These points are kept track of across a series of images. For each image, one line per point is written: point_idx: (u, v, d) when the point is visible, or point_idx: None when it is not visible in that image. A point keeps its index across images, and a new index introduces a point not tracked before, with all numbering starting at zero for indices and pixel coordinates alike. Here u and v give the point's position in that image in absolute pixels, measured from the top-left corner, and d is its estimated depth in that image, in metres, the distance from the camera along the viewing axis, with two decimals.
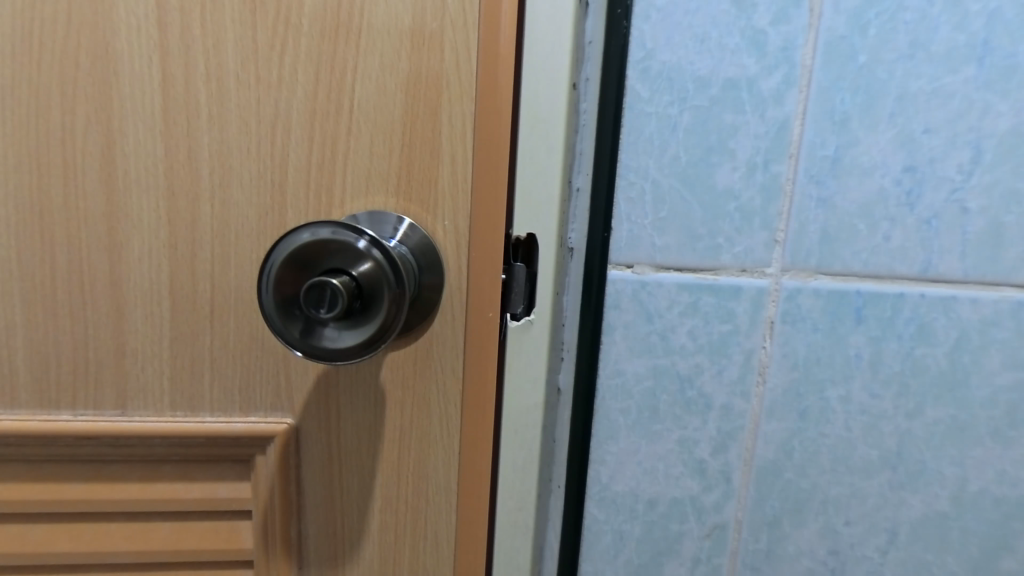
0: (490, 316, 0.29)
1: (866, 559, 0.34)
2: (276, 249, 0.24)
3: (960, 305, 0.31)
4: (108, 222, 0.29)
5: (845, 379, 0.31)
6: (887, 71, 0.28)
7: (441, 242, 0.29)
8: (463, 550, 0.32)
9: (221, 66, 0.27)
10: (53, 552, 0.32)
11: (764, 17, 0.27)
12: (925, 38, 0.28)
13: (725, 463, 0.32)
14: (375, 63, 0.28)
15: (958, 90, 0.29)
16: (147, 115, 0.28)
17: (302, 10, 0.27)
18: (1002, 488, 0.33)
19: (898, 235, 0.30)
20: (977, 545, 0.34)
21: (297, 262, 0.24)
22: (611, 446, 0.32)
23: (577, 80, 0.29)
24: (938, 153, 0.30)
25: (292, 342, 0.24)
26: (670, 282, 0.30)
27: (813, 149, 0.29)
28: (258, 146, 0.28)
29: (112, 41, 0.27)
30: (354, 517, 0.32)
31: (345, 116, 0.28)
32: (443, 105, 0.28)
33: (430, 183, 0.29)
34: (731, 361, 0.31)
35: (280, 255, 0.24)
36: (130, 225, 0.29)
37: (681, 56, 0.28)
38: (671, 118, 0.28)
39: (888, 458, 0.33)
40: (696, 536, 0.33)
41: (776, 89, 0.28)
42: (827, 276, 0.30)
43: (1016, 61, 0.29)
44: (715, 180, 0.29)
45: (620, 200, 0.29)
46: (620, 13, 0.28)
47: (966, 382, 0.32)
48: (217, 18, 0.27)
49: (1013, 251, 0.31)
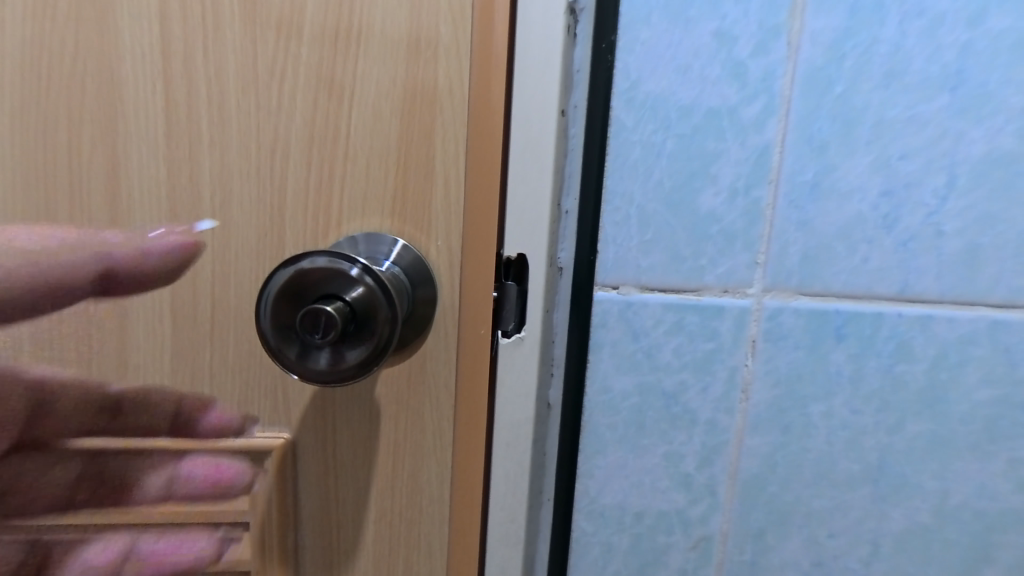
0: (482, 333, 0.30)
1: (850, 570, 0.35)
2: (274, 276, 0.25)
3: (938, 324, 0.32)
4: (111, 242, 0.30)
5: (827, 395, 0.32)
6: (864, 100, 0.30)
7: (434, 261, 0.30)
8: (456, 561, 0.32)
9: (223, 95, 0.29)
10: (50, 564, 0.32)
11: (744, 48, 0.29)
12: (901, 68, 0.29)
13: (711, 477, 0.33)
14: (371, 91, 0.29)
15: (933, 117, 0.30)
16: (152, 141, 0.29)
17: (300, 41, 0.28)
18: (980, 501, 0.35)
19: (876, 256, 0.31)
20: (958, 556, 0.35)
21: (294, 289, 0.25)
22: (599, 460, 0.33)
23: (566, 106, 0.30)
24: (914, 178, 0.31)
25: (290, 362, 0.25)
26: (655, 302, 0.31)
27: (792, 174, 0.30)
28: (258, 171, 0.29)
29: (119, 71, 0.28)
30: (350, 528, 0.32)
31: (342, 141, 0.29)
32: (436, 130, 0.29)
33: (423, 205, 0.30)
34: (715, 377, 0.31)
35: (278, 281, 0.25)
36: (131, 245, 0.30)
37: (664, 86, 0.29)
38: (655, 144, 0.29)
39: (870, 472, 0.34)
40: (683, 548, 0.33)
41: (756, 116, 0.29)
42: (808, 296, 0.31)
43: (987, 90, 0.30)
44: (698, 204, 0.30)
45: (606, 224, 0.30)
46: (605, 47, 0.29)
47: (945, 398, 0.33)
48: (219, 49, 0.28)
49: (987, 271, 0.32)
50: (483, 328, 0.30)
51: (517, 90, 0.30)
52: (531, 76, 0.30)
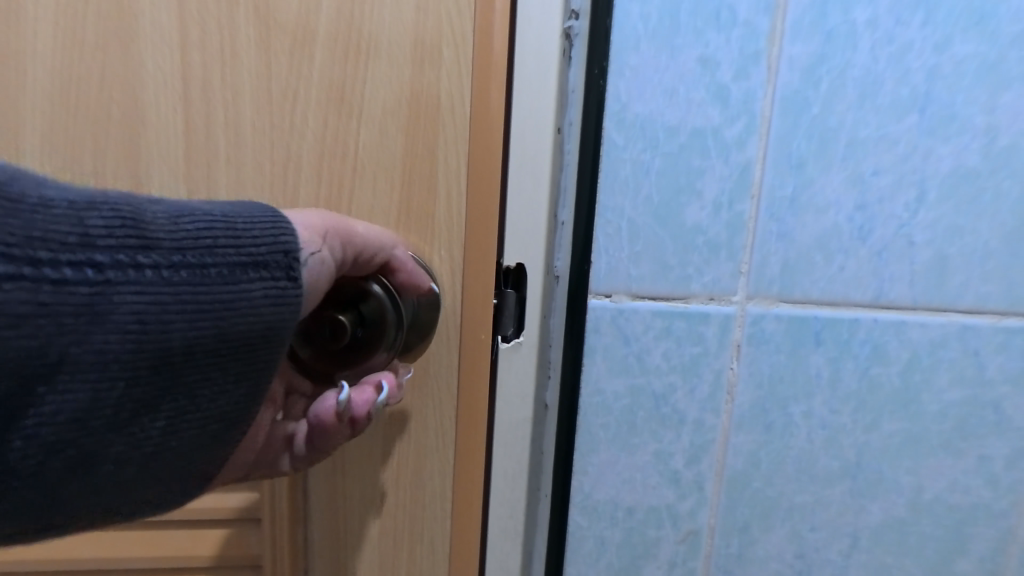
0: (483, 338, 0.32)
1: (830, 562, 0.37)
2: None
3: (910, 329, 0.34)
4: None
5: (806, 396, 0.34)
6: (838, 120, 0.32)
7: (437, 269, 0.31)
8: (458, 553, 0.34)
9: (238, 115, 0.30)
10: (73, 557, 0.34)
11: (727, 72, 0.31)
12: (873, 91, 0.32)
13: (699, 473, 0.34)
14: (378, 109, 0.31)
15: (903, 136, 0.32)
16: (171, 160, 0.31)
17: (311, 64, 0.30)
18: (953, 495, 0.37)
19: (851, 265, 0.33)
20: (933, 548, 0.37)
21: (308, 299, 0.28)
22: (592, 458, 0.34)
23: (561, 125, 0.32)
24: (886, 192, 0.33)
25: (303, 359, 0.28)
26: (645, 310, 0.33)
27: (772, 190, 0.32)
28: (271, 186, 0.31)
29: (139, 93, 0.30)
30: (356, 522, 0.34)
31: (351, 157, 0.31)
32: (439, 145, 0.31)
33: (427, 215, 0.31)
34: (701, 379, 0.33)
35: None
36: None
37: (652, 108, 0.31)
38: (644, 162, 0.31)
39: (848, 468, 0.36)
40: (672, 541, 0.35)
41: (738, 136, 0.31)
42: (788, 303, 0.33)
43: (953, 110, 0.32)
44: (685, 218, 0.32)
45: (599, 236, 0.32)
46: (597, 72, 0.31)
47: (918, 398, 0.35)
48: (234, 72, 0.30)
49: (955, 279, 0.34)
50: (483, 332, 0.32)
51: (515, 110, 0.32)
52: (527, 97, 0.32)
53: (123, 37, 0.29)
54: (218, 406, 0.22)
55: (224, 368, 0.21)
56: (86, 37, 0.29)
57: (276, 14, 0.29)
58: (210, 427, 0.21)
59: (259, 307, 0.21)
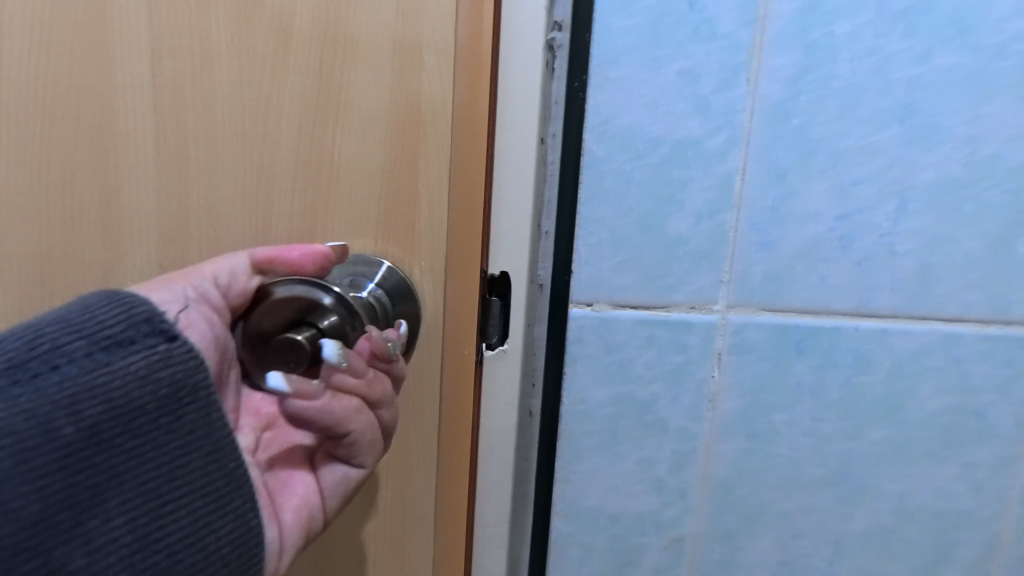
0: (467, 348, 0.33)
1: (815, 568, 0.37)
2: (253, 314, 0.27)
3: (893, 337, 0.35)
4: (107, 257, 0.32)
5: (790, 404, 0.35)
6: (819, 131, 0.32)
7: (418, 280, 0.32)
8: (443, 559, 0.35)
9: (214, 124, 0.31)
10: None
11: (708, 85, 0.31)
12: (854, 102, 0.32)
13: (682, 481, 0.35)
14: (357, 121, 0.31)
15: (885, 146, 0.33)
16: (146, 167, 0.31)
17: (289, 75, 0.30)
18: (938, 502, 0.37)
19: (833, 275, 0.33)
20: (918, 555, 0.37)
21: (254, 341, 0.27)
22: (576, 466, 0.35)
23: (545, 135, 0.32)
24: (868, 203, 0.33)
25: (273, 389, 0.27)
26: (627, 319, 0.33)
27: (754, 200, 0.32)
28: (248, 195, 0.32)
29: (114, 100, 0.30)
30: (337, 540, 0.33)
31: (330, 167, 0.31)
32: (419, 155, 0.31)
33: (407, 225, 0.32)
34: (685, 388, 0.34)
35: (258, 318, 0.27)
36: (125, 260, 0.32)
37: (634, 120, 0.31)
38: (626, 173, 0.32)
39: (832, 475, 0.36)
40: (657, 548, 0.36)
41: (719, 147, 0.32)
42: (769, 313, 0.34)
43: (935, 121, 0.33)
44: (667, 228, 0.32)
45: (581, 246, 0.33)
46: (578, 85, 0.31)
47: (902, 406, 0.36)
48: (209, 82, 0.30)
49: (938, 289, 0.34)
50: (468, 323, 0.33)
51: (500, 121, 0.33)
52: (512, 109, 0.32)
53: (101, 55, 0.30)
54: (169, 477, 0.23)
55: (146, 436, 0.23)
56: (52, 48, 0.29)
57: (252, 26, 0.30)
58: (160, 492, 0.23)
59: (151, 371, 0.23)
